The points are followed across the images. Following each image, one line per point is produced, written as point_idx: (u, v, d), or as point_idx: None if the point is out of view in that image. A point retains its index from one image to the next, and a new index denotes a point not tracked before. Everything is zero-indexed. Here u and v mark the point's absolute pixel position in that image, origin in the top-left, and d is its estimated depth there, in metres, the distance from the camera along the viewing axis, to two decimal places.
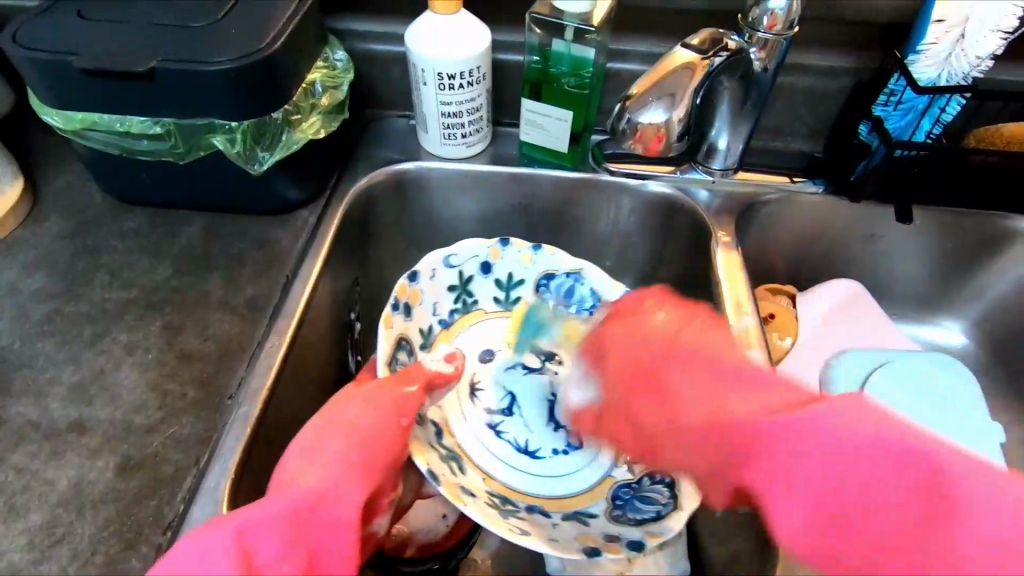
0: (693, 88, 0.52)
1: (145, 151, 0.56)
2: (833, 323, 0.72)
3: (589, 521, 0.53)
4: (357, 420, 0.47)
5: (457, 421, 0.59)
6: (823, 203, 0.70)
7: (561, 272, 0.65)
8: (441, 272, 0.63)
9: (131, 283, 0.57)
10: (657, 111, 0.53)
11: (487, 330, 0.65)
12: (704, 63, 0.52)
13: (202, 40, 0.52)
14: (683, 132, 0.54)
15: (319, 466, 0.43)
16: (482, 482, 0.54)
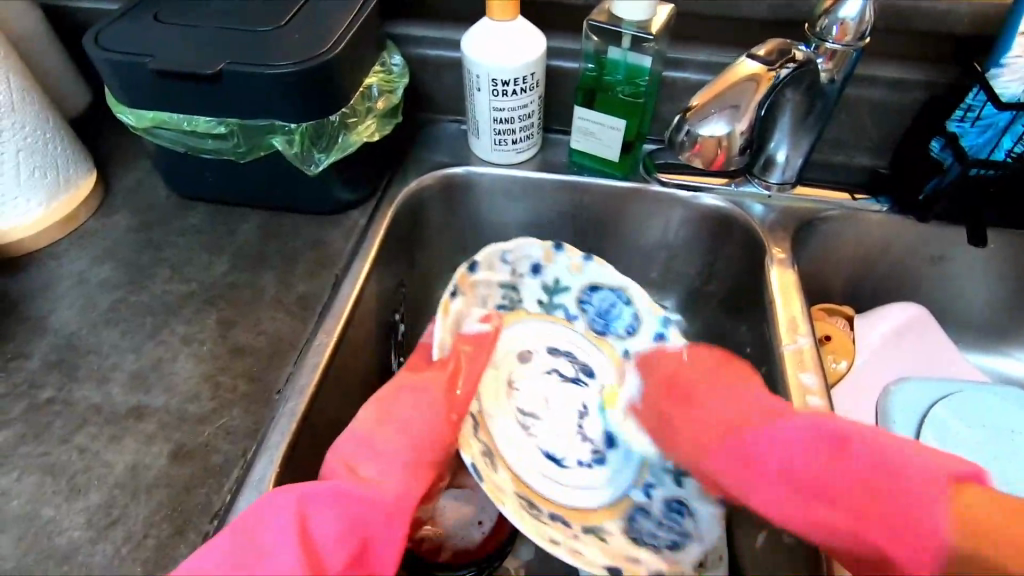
0: (758, 100, 0.50)
1: (209, 150, 0.59)
2: (891, 351, 0.68)
3: (607, 537, 0.52)
4: (405, 409, 0.50)
5: (506, 421, 0.57)
6: (887, 222, 0.66)
7: (606, 287, 0.64)
8: (498, 267, 0.63)
9: (189, 276, 0.60)
10: (719, 123, 0.51)
11: (532, 332, 0.64)
12: (769, 75, 0.49)
13: (269, 44, 0.54)
14: (744, 145, 0.52)
15: (379, 458, 0.47)
16: (510, 482, 0.52)
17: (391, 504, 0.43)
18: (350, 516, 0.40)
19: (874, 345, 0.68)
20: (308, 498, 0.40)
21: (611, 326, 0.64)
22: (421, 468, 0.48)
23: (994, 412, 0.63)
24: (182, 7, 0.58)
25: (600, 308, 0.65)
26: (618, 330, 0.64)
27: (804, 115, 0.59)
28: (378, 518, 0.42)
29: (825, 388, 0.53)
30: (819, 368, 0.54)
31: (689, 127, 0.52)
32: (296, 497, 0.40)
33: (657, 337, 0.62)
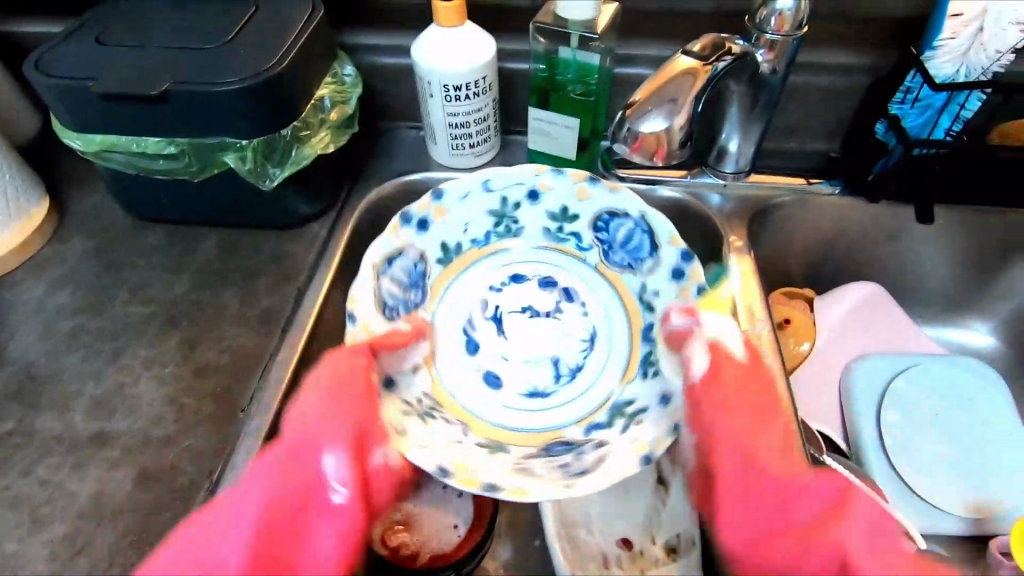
0: (695, 94, 0.51)
1: (162, 170, 0.58)
2: (852, 329, 0.70)
3: (654, 301, 0.56)
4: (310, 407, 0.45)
5: (468, 458, 0.49)
6: (839, 205, 0.68)
7: (382, 266, 0.54)
8: (423, 449, 0.48)
9: (150, 298, 0.59)
10: (657, 119, 0.51)
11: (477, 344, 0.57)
12: (705, 68, 0.51)
13: (215, 62, 0.53)
14: (684, 139, 0.53)
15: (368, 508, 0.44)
16: (616, 384, 0.54)
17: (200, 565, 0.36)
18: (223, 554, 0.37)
19: (835, 325, 0.70)
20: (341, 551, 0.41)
21: (419, 286, 0.57)
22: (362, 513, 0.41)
23: (948, 380, 0.65)
24: (125, 28, 0.57)
25: (404, 279, 0.56)
26: (423, 274, 0.57)
27: (750, 105, 0.60)
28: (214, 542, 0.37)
29: (783, 371, 0.55)
30: (777, 351, 0.56)
31: (630, 125, 0.52)
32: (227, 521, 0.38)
33: (422, 226, 0.56)
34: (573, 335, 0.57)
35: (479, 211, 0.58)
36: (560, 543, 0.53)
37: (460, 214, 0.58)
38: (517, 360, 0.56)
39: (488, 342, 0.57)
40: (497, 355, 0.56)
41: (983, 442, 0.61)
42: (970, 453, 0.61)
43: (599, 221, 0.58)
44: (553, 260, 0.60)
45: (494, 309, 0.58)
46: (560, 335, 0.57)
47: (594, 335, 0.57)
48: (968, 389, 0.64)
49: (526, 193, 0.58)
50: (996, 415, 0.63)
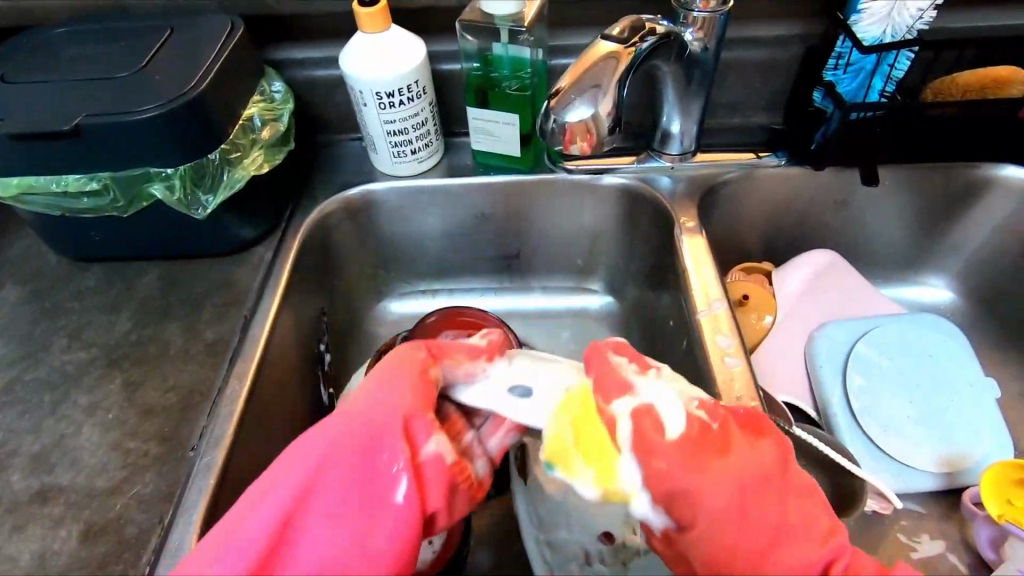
0: (620, 78, 0.50)
1: (88, 208, 0.56)
2: (812, 297, 0.70)
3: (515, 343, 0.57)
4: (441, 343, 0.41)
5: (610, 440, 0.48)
6: (786, 176, 0.68)
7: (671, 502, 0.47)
8: None
9: (89, 341, 0.57)
10: (582, 107, 0.50)
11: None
12: (627, 51, 0.50)
13: (130, 90, 0.51)
14: (612, 125, 0.52)
15: (362, 400, 0.38)
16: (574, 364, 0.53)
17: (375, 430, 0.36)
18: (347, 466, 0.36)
19: (794, 296, 0.70)
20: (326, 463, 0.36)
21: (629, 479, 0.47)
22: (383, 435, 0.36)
23: (908, 338, 0.65)
24: (33, 63, 0.55)
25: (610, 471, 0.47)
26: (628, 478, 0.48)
27: (686, 84, 0.60)
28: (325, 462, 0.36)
29: (742, 348, 0.54)
30: (735, 330, 0.55)
31: (556, 116, 0.51)
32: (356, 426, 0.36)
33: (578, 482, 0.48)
34: None
35: None
36: (539, 548, 0.53)
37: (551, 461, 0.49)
38: None
39: None
40: None
41: (948, 395, 0.62)
42: (938, 409, 0.61)
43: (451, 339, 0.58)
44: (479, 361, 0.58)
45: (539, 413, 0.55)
46: None
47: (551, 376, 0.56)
48: (927, 345, 0.65)
49: None
50: (957, 368, 0.63)
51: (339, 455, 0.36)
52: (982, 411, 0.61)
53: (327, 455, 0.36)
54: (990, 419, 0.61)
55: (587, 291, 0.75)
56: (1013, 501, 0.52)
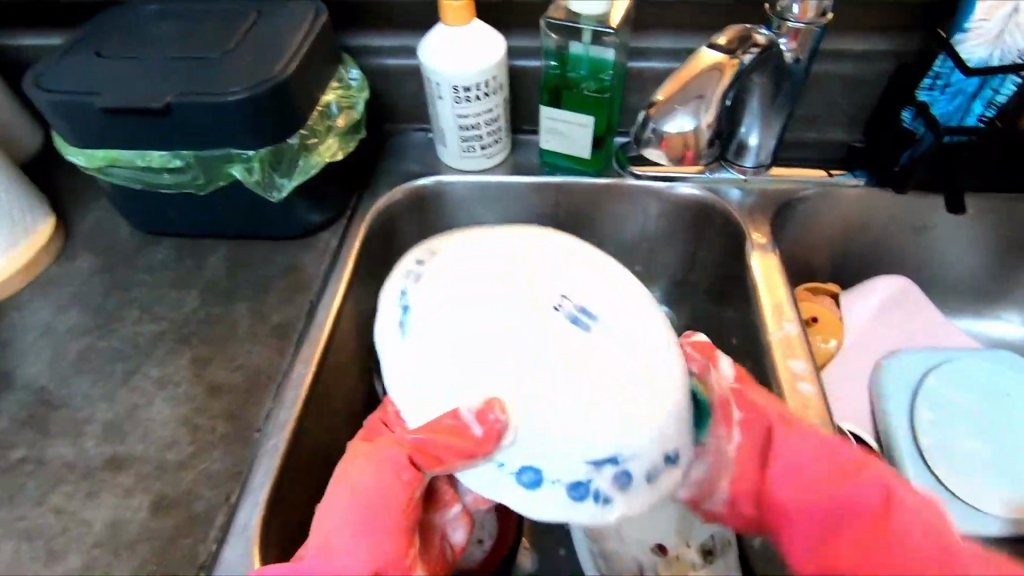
0: (723, 89, 0.49)
1: (167, 184, 0.57)
2: (879, 325, 0.68)
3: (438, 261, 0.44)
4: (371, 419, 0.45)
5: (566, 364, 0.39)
6: (864, 197, 0.66)
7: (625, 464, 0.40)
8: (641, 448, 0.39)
9: (160, 315, 0.58)
10: (682, 118, 0.50)
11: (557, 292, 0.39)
12: (732, 63, 0.48)
13: (218, 70, 0.52)
14: (710, 137, 0.52)
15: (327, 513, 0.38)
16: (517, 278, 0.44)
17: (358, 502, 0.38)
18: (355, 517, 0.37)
19: (862, 321, 0.67)
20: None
21: None
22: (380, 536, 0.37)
23: (982, 374, 0.62)
24: (125, 39, 0.56)
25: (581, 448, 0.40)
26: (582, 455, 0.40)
27: (773, 95, 0.58)
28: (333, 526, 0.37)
29: (815, 373, 0.52)
30: (808, 353, 0.53)
31: (654, 124, 0.51)
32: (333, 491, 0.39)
33: None
34: None
35: None
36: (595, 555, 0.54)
37: None
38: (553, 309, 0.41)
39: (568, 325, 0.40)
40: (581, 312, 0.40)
41: (1023, 437, 0.59)
42: (1013, 451, 0.58)
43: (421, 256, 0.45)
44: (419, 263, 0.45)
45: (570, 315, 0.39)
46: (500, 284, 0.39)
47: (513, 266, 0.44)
48: (1000, 384, 0.62)
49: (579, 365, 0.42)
50: None
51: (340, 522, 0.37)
52: None
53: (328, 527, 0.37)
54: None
55: None
56: None
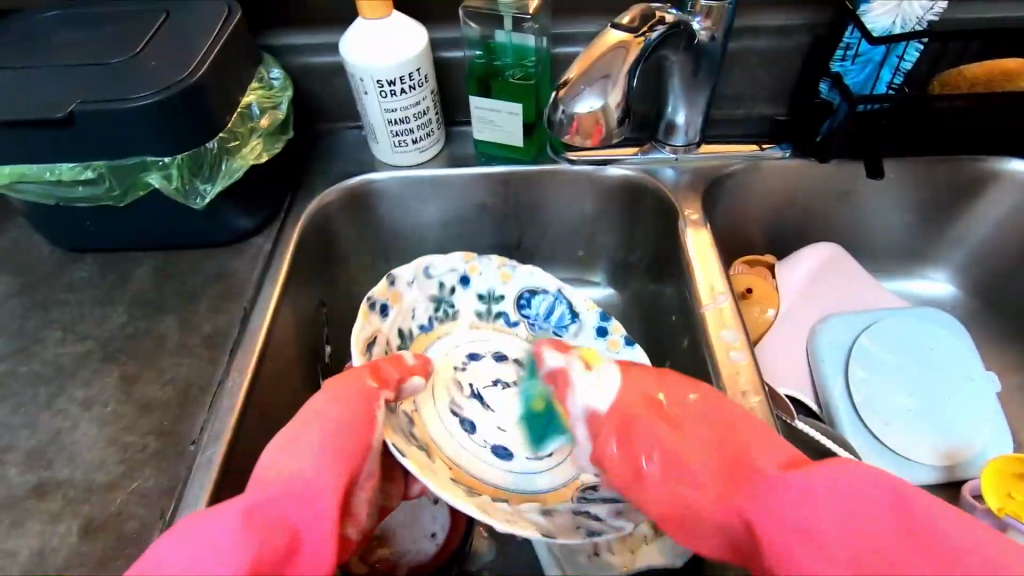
0: (630, 67, 0.50)
1: (82, 198, 0.54)
2: (814, 291, 0.70)
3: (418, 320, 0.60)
4: (320, 401, 0.42)
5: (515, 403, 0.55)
6: (791, 169, 0.68)
7: (541, 289, 0.63)
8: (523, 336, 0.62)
9: (84, 334, 0.56)
10: (591, 98, 0.50)
11: (491, 337, 0.62)
12: (637, 41, 0.49)
13: (124, 76, 0.50)
14: (622, 116, 0.51)
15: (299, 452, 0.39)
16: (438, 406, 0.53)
17: (312, 485, 0.36)
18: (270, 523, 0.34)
19: (796, 289, 0.69)
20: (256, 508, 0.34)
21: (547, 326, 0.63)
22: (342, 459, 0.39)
23: (908, 328, 0.65)
24: (23, 48, 0.53)
25: (540, 312, 0.63)
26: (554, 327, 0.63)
27: (693, 75, 0.59)
28: (304, 504, 0.36)
29: (746, 341, 0.53)
30: (740, 323, 0.54)
31: (565, 106, 0.50)
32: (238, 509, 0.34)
33: (600, 333, 0.61)
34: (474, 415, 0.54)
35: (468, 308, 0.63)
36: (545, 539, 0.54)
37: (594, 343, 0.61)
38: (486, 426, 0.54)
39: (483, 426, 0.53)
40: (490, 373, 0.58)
41: (949, 390, 0.62)
42: (940, 405, 0.61)
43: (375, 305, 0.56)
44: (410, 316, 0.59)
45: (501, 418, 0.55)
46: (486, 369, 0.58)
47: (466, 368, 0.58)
48: (928, 341, 0.64)
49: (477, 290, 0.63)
50: (956, 363, 0.63)
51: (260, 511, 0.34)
52: (983, 407, 0.61)
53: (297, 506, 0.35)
54: (991, 407, 0.61)
55: (590, 283, 0.75)
56: (1013, 494, 0.53)
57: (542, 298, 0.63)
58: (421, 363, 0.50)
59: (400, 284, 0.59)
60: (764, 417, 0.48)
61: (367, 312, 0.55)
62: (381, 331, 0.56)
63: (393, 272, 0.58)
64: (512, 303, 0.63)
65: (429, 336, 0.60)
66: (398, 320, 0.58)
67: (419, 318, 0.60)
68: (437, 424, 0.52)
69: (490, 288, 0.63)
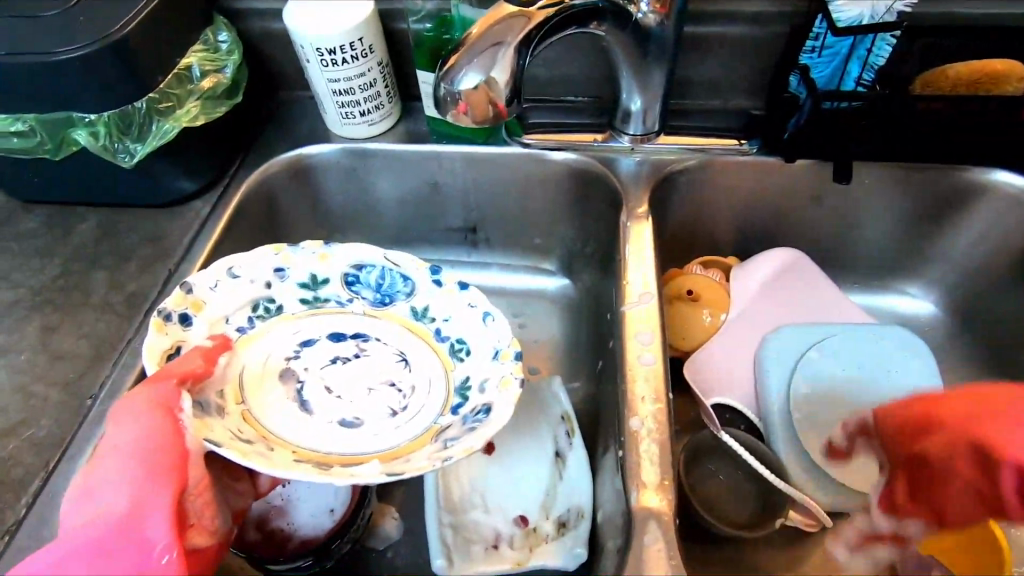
0: (525, 40, 0.48)
1: (19, 150, 0.55)
2: (769, 297, 0.66)
3: (266, 296, 0.54)
4: (119, 436, 0.40)
5: (375, 379, 0.52)
6: (755, 167, 0.63)
7: (367, 262, 0.56)
8: (359, 305, 0.56)
9: (19, 282, 0.57)
10: (474, 73, 0.47)
11: (325, 321, 0.55)
12: (536, 12, 0.47)
13: (50, 29, 0.50)
14: (509, 93, 0.48)
15: (110, 491, 0.37)
16: (263, 412, 0.48)
17: (133, 517, 0.36)
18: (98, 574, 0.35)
19: (750, 296, 0.65)
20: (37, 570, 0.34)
21: (387, 296, 0.56)
22: (161, 471, 0.38)
23: (863, 343, 0.61)
24: None
25: (371, 281, 0.56)
26: (398, 294, 0.56)
27: (640, 58, 0.56)
28: (137, 543, 0.35)
29: (661, 345, 0.49)
30: (659, 327, 0.50)
31: (448, 83, 0.47)
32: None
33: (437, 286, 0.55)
34: (327, 404, 0.50)
35: (294, 299, 0.55)
36: (444, 530, 0.54)
37: (457, 297, 0.55)
38: (334, 412, 0.50)
39: (327, 412, 0.50)
40: (329, 353, 0.53)
41: None
42: None
43: (166, 317, 0.48)
44: (231, 318, 0.52)
45: (358, 363, 0.53)
46: (332, 356, 0.53)
47: (318, 350, 0.53)
48: (887, 363, 0.60)
49: (310, 276, 0.56)
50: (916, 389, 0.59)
51: (79, 561, 0.35)
52: None
53: (129, 546, 0.35)
54: None
55: (544, 271, 0.73)
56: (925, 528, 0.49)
57: (372, 268, 0.56)
58: (216, 342, 0.49)
59: (201, 290, 0.51)
60: (660, 425, 0.44)
61: (162, 326, 0.48)
62: (188, 342, 0.49)
63: (188, 277, 0.51)
64: (340, 283, 0.56)
65: (250, 340, 0.52)
66: (208, 329, 0.50)
67: (236, 321, 0.53)
68: (278, 413, 0.49)
69: (312, 275, 0.56)
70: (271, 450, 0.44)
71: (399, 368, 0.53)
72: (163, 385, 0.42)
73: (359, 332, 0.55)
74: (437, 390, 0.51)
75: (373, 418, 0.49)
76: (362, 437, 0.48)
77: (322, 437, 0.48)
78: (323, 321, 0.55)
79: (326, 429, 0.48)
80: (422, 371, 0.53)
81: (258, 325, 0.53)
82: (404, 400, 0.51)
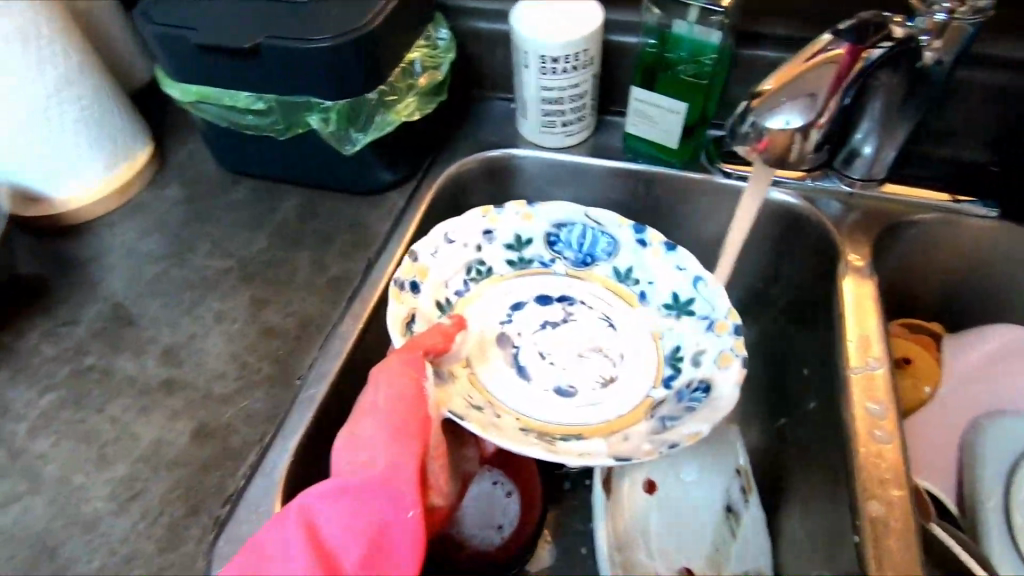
0: (843, 86, 0.45)
1: (251, 126, 0.58)
2: (987, 377, 0.58)
3: (478, 259, 0.55)
4: (376, 394, 0.41)
5: (586, 344, 0.53)
6: (991, 233, 0.57)
7: (572, 220, 0.55)
8: (563, 267, 0.56)
9: (230, 252, 0.60)
10: (790, 115, 0.44)
11: (529, 281, 0.56)
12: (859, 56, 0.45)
13: (306, 16, 0.51)
14: (821, 141, 0.46)
15: (370, 445, 0.39)
16: (486, 375, 0.50)
17: (392, 474, 0.37)
18: (362, 521, 0.35)
19: (963, 372, 0.58)
20: (307, 503, 0.36)
21: (590, 256, 0.56)
22: (416, 433, 0.40)
23: None
24: None
25: (572, 239, 0.56)
26: (600, 254, 0.56)
27: (902, 101, 0.51)
28: (392, 499, 0.36)
29: (895, 416, 0.47)
30: (893, 397, 0.48)
31: (754, 118, 0.45)
32: (297, 511, 0.35)
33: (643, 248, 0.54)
34: (544, 367, 0.51)
35: (501, 262, 0.56)
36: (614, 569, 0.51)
37: (663, 261, 0.54)
38: (551, 377, 0.51)
39: (543, 376, 0.51)
40: (541, 317, 0.54)
41: None
42: None
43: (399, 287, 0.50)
44: (450, 284, 0.53)
45: (566, 328, 0.54)
46: (541, 322, 0.54)
47: (529, 314, 0.54)
48: None
49: (515, 238, 0.56)
50: None
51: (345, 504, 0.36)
52: None
53: (385, 501, 0.36)
54: None
55: None
56: None
57: (573, 227, 0.55)
58: (455, 322, 0.50)
59: (424, 258, 0.53)
60: (904, 515, 0.43)
61: (399, 294, 0.50)
62: (420, 310, 0.50)
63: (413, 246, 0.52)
64: (543, 243, 0.56)
65: (467, 303, 0.54)
66: (433, 293, 0.52)
67: (455, 284, 0.54)
68: (500, 377, 0.50)
69: (516, 235, 0.56)
70: (501, 417, 0.47)
71: (606, 332, 0.53)
72: (415, 355, 0.44)
73: (562, 294, 0.55)
74: (646, 359, 0.52)
75: (586, 385, 0.50)
76: (581, 402, 0.49)
77: (543, 406, 0.49)
78: (530, 282, 0.56)
79: (545, 393, 0.50)
80: (627, 338, 0.53)
81: (472, 291, 0.54)
82: (615, 369, 0.51)
